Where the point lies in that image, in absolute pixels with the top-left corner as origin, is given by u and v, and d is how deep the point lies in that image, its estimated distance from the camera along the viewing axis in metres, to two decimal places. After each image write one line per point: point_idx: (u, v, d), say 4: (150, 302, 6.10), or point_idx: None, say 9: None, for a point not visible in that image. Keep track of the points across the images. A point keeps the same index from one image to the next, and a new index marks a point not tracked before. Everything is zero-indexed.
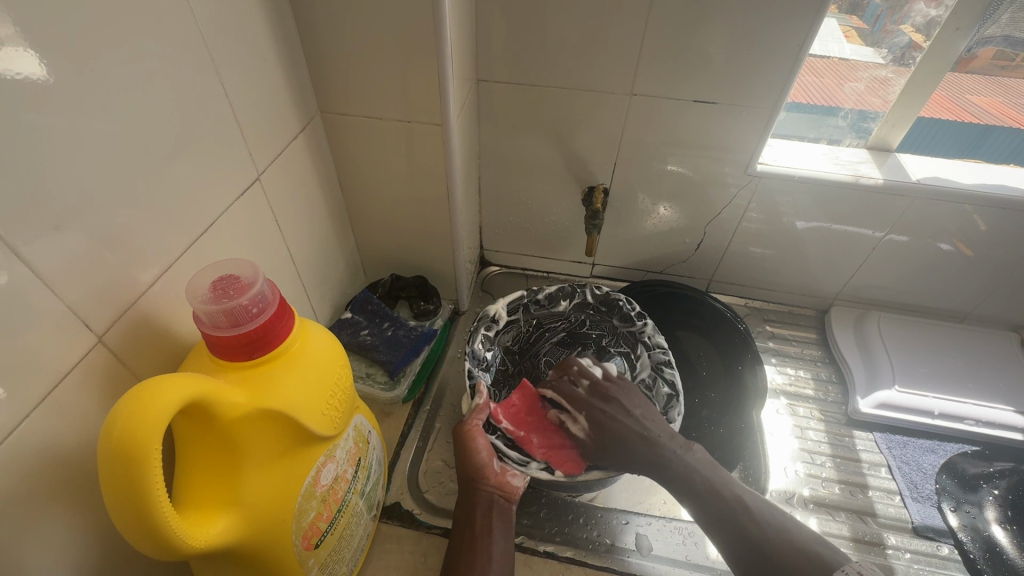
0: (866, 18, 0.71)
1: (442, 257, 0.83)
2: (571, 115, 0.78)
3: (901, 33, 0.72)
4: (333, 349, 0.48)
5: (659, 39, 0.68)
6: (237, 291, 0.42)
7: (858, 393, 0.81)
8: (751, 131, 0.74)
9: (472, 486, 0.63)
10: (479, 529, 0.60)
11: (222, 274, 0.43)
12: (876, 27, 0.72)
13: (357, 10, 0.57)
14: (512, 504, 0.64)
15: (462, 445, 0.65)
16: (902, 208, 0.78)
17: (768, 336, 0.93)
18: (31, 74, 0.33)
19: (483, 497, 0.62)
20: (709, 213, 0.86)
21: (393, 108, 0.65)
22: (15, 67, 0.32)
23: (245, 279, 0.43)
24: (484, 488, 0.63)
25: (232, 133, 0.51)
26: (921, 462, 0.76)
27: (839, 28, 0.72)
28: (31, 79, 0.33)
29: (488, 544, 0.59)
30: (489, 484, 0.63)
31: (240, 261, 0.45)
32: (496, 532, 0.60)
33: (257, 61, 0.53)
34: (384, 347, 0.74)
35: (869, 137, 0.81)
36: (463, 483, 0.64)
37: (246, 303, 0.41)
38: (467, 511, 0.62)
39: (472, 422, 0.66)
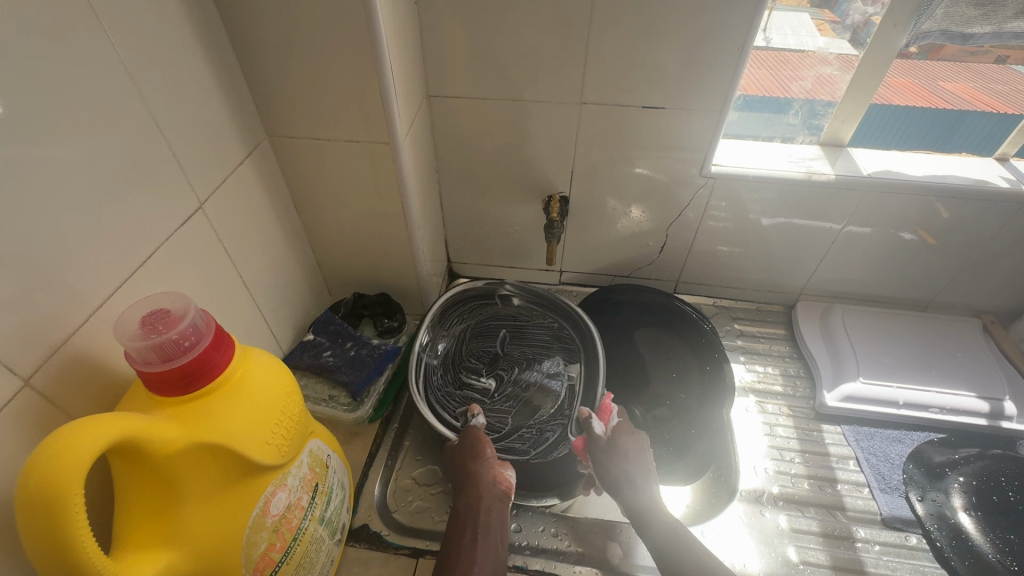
0: (838, 11, 0.74)
1: (405, 273, 0.83)
2: (525, 126, 0.78)
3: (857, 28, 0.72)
4: (277, 376, 0.48)
5: (605, 49, 0.69)
6: (168, 325, 0.41)
7: (824, 387, 0.81)
8: (702, 134, 0.75)
9: (474, 478, 0.63)
10: (482, 515, 0.61)
11: (153, 309, 0.42)
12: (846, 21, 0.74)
13: (295, 35, 0.57)
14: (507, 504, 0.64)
15: (469, 443, 0.66)
16: (856, 201, 0.79)
17: (736, 334, 0.93)
18: None
19: (486, 488, 0.63)
20: (670, 214, 0.86)
21: (341, 128, 0.65)
22: None
23: (177, 312, 0.42)
24: (486, 479, 0.63)
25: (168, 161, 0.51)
26: (888, 453, 0.76)
27: (812, 22, 0.75)
28: None
29: (485, 538, 0.59)
30: (491, 477, 0.63)
31: (174, 293, 0.44)
32: (496, 523, 0.61)
33: (193, 90, 0.53)
34: (347, 368, 0.73)
35: (821, 134, 0.82)
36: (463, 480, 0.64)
37: (176, 336, 0.40)
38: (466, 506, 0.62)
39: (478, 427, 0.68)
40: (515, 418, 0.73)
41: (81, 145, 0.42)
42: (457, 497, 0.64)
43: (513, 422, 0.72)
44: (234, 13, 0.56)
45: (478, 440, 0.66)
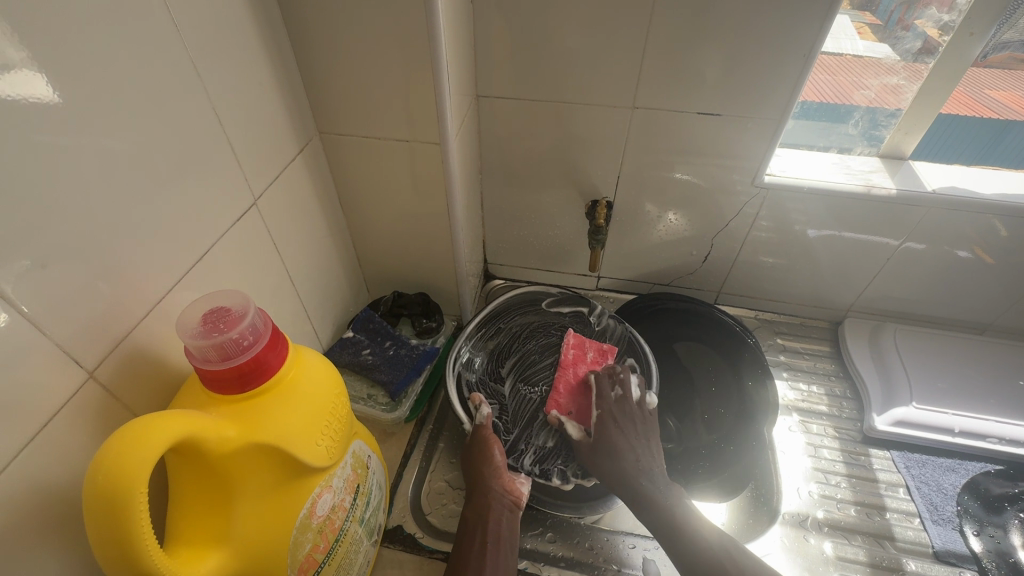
0: (879, 13, 0.69)
1: (445, 273, 0.82)
2: (573, 128, 0.76)
3: (916, 35, 0.69)
4: (327, 377, 0.48)
5: (662, 52, 0.67)
6: (228, 324, 0.41)
7: (874, 410, 0.78)
8: (758, 143, 0.73)
9: (485, 489, 0.64)
10: (491, 525, 0.62)
11: (213, 306, 0.42)
12: (888, 22, 0.70)
13: (353, 33, 0.57)
14: (519, 510, 0.64)
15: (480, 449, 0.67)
16: (918, 217, 0.75)
17: (779, 349, 0.90)
18: (42, 95, 0.34)
19: (496, 500, 0.63)
20: (717, 223, 0.84)
21: (392, 128, 0.64)
22: (29, 91, 0.34)
23: (236, 311, 0.42)
24: (494, 488, 0.64)
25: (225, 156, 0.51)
26: (941, 482, 0.72)
27: (852, 24, 0.70)
28: (42, 101, 0.34)
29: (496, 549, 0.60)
30: (498, 486, 0.64)
31: (232, 292, 0.44)
32: (507, 534, 0.62)
33: (252, 85, 0.53)
34: (386, 367, 0.73)
35: (881, 145, 0.79)
36: (475, 487, 0.65)
37: (236, 335, 0.40)
38: (476, 512, 0.63)
39: (484, 428, 0.67)
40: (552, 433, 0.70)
41: (146, 140, 0.42)
42: (467, 507, 0.64)
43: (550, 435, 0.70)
44: (293, 8, 0.56)
45: (484, 448, 0.66)
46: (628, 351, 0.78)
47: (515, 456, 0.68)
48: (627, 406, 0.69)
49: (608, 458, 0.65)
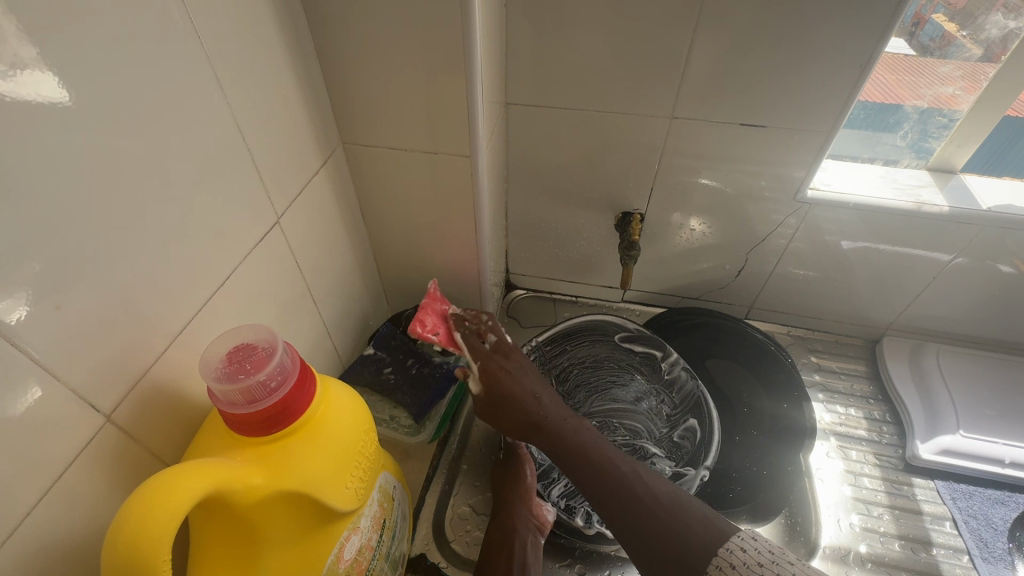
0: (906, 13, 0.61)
1: (468, 287, 0.79)
2: (605, 138, 0.73)
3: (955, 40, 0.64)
4: (356, 411, 0.45)
5: (704, 58, 0.63)
6: (255, 364, 0.38)
7: (917, 437, 0.74)
8: (803, 156, 0.69)
9: (514, 512, 0.65)
10: (518, 550, 0.62)
11: (236, 343, 0.39)
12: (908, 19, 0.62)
13: (381, 40, 0.53)
14: (540, 538, 0.65)
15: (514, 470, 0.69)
16: (970, 235, 0.71)
17: (813, 369, 0.87)
18: (54, 98, 0.31)
19: (524, 522, 0.65)
20: (753, 238, 0.80)
21: (419, 139, 0.61)
22: (41, 92, 0.31)
23: (262, 348, 0.39)
24: (521, 513, 0.65)
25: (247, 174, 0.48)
26: (990, 516, 0.69)
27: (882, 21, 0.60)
28: (54, 104, 0.31)
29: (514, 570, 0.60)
30: (524, 510, 0.65)
31: (255, 325, 0.41)
32: (530, 557, 0.62)
33: (275, 97, 0.50)
34: (410, 388, 0.70)
35: (930, 158, 0.75)
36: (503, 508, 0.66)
37: (263, 377, 0.38)
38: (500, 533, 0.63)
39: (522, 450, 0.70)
40: None
41: (167, 161, 0.39)
42: (493, 524, 0.65)
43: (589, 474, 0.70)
44: (319, 13, 0.52)
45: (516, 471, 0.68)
46: (692, 410, 0.75)
47: (544, 484, 0.70)
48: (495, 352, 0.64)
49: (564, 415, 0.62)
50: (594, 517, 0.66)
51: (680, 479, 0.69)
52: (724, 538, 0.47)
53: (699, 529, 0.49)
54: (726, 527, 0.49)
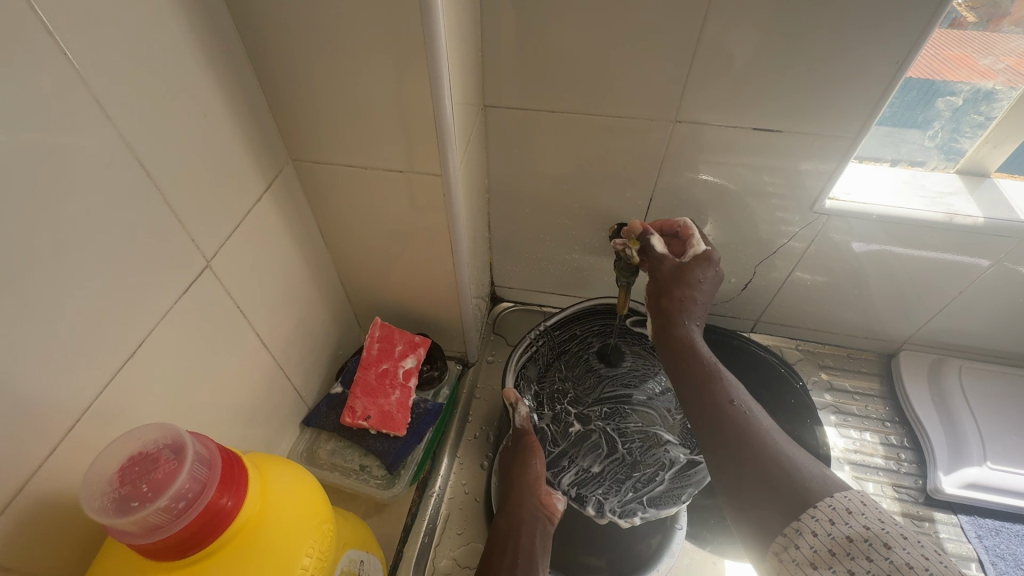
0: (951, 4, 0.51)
1: (448, 311, 0.71)
2: (597, 143, 0.64)
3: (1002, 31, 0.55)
4: (304, 487, 0.39)
5: (711, 55, 0.54)
6: (154, 483, 0.29)
7: (940, 469, 0.69)
8: (822, 163, 0.61)
9: (521, 498, 0.61)
10: (524, 540, 0.59)
11: (127, 453, 0.30)
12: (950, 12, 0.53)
13: (326, 43, 0.44)
14: (552, 526, 0.61)
15: (523, 455, 0.65)
16: (1005, 249, 0.64)
17: (824, 388, 0.80)
18: None
19: (531, 511, 0.61)
20: (762, 251, 0.72)
21: (381, 155, 0.52)
22: None
23: (165, 458, 0.30)
24: (530, 501, 0.61)
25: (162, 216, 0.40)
26: (1020, 556, 0.65)
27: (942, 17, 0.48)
28: None
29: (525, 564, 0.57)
30: (534, 497, 0.61)
31: (154, 426, 0.31)
32: (539, 549, 0.59)
33: (194, 118, 0.42)
34: (382, 434, 0.63)
35: (960, 160, 0.67)
36: (509, 496, 0.62)
37: (165, 503, 0.29)
38: (510, 523, 0.60)
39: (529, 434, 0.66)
40: (602, 459, 0.66)
41: (38, 217, 0.31)
42: (500, 516, 0.62)
43: (599, 461, 0.66)
44: (249, 11, 0.43)
45: (526, 455, 0.65)
46: None
47: (554, 472, 0.66)
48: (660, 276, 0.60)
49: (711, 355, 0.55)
50: (606, 506, 0.63)
51: (694, 468, 0.64)
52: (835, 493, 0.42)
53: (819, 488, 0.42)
54: (836, 486, 0.43)
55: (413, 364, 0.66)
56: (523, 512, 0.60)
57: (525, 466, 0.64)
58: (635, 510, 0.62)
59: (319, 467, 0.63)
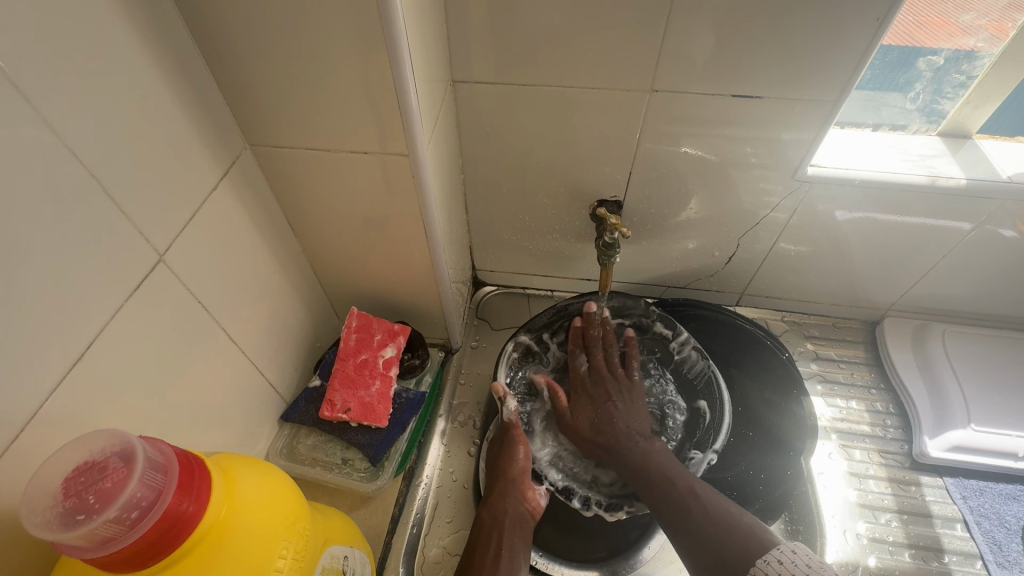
0: None
1: (426, 297, 0.69)
2: (571, 118, 0.62)
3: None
4: (275, 488, 0.37)
5: (683, 20, 0.52)
6: (102, 496, 0.28)
7: (926, 434, 0.70)
8: (801, 131, 0.59)
9: (504, 491, 0.61)
10: (507, 533, 0.58)
11: (75, 466, 0.29)
12: None
13: (269, 19, 0.41)
14: (531, 519, 0.61)
15: (506, 448, 0.64)
16: (986, 210, 0.63)
17: (811, 357, 0.80)
18: None
19: (513, 505, 0.60)
20: (743, 223, 0.71)
21: (342, 137, 0.50)
22: None
23: (115, 469, 0.29)
24: (512, 493, 0.61)
25: (94, 207, 0.37)
26: (1002, 515, 0.66)
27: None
28: None
29: (506, 554, 0.56)
30: (518, 489, 0.61)
31: (103, 436, 0.30)
32: (520, 542, 0.58)
33: (127, 102, 0.39)
34: (363, 426, 0.61)
35: (942, 122, 0.66)
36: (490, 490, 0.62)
37: (116, 514, 0.28)
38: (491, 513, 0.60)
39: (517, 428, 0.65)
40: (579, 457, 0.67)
41: None
42: (483, 506, 0.61)
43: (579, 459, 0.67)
44: None
45: (510, 447, 0.64)
46: (702, 391, 0.69)
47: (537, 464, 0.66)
48: (597, 376, 0.68)
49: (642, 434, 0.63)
50: (590, 499, 0.63)
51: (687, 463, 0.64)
52: (764, 550, 0.46)
53: (738, 540, 0.49)
54: (770, 544, 0.47)
55: (393, 353, 0.64)
56: (501, 505, 0.60)
57: (508, 457, 0.64)
58: (620, 505, 0.63)
59: (300, 463, 0.62)
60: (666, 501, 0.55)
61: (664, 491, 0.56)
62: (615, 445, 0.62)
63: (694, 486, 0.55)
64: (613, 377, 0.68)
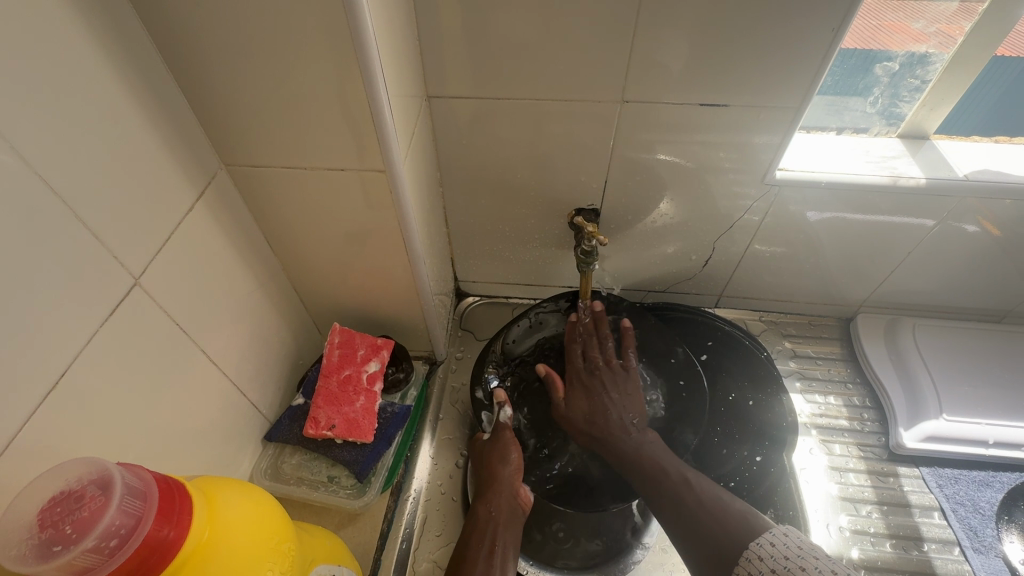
0: None
1: (408, 311, 0.69)
2: (545, 130, 0.63)
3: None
4: (259, 510, 0.37)
5: (648, 33, 0.53)
6: (79, 525, 0.28)
7: (901, 425, 0.72)
8: (769, 135, 0.61)
9: (498, 487, 0.60)
10: (501, 531, 0.58)
11: (50, 494, 0.29)
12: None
13: (242, 41, 0.42)
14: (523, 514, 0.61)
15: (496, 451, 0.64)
16: (946, 207, 0.65)
17: (789, 356, 0.82)
18: None
19: (507, 499, 0.60)
20: (717, 227, 0.73)
21: (318, 155, 0.50)
22: None
23: (93, 496, 0.29)
24: (505, 489, 0.60)
25: (65, 230, 0.37)
26: (977, 501, 0.68)
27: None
28: None
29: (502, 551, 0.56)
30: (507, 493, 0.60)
31: (79, 462, 0.30)
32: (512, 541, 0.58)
33: (98, 124, 0.39)
34: (348, 442, 0.61)
35: (901, 124, 0.68)
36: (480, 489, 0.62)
37: (93, 543, 0.28)
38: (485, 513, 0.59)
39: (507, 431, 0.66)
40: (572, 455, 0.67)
41: None
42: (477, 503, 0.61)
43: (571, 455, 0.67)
44: (154, 5, 0.40)
45: (504, 449, 0.64)
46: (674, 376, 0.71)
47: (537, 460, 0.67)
48: (593, 367, 0.68)
49: (634, 422, 0.64)
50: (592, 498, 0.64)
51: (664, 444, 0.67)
52: (755, 536, 0.48)
53: (734, 523, 0.50)
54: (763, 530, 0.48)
55: (377, 368, 0.64)
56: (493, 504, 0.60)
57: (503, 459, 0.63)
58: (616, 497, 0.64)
59: (285, 483, 0.61)
60: (660, 488, 0.57)
61: (659, 483, 0.57)
62: (607, 433, 0.63)
63: (687, 475, 0.57)
64: (608, 369, 0.68)
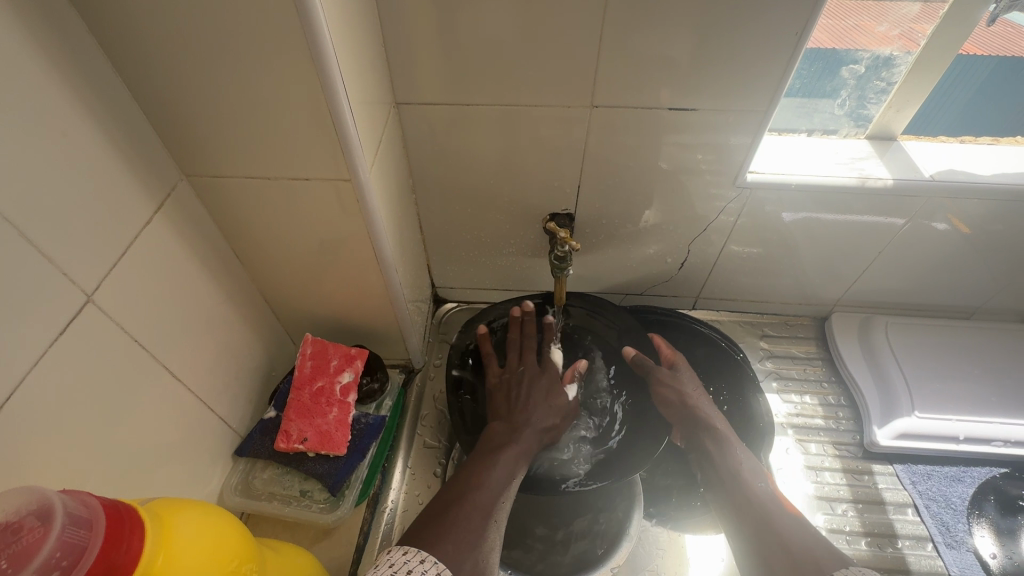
0: None
1: (382, 319, 0.69)
2: (517, 136, 0.63)
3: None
4: (217, 534, 0.36)
5: (615, 39, 0.53)
6: (18, 557, 0.27)
7: (874, 423, 0.73)
8: (739, 138, 0.62)
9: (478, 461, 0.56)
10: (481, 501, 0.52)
11: None
12: None
13: (196, 50, 0.41)
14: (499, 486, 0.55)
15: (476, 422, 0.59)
16: (913, 207, 0.66)
17: (765, 356, 0.82)
18: None
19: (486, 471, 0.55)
20: (691, 229, 0.73)
21: (281, 164, 0.49)
22: None
23: (33, 527, 0.28)
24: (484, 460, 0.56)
25: (9, 248, 0.36)
26: (949, 496, 0.69)
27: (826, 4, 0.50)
28: None
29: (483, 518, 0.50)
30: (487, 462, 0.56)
31: (20, 491, 0.29)
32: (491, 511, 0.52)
33: (45, 138, 0.37)
34: (321, 455, 0.60)
35: (869, 126, 0.69)
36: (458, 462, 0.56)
37: None
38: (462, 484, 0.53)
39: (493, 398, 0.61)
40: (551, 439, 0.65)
41: None
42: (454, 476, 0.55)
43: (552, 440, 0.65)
44: (104, 15, 0.39)
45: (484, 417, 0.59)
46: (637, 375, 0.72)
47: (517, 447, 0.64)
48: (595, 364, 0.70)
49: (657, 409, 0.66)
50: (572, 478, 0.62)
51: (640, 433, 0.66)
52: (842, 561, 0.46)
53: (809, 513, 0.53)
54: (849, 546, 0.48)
55: (350, 378, 0.63)
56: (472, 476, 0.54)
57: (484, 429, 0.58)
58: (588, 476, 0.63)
59: (256, 498, 0.60)
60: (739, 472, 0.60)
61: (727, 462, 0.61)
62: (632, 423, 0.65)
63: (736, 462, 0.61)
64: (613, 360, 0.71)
